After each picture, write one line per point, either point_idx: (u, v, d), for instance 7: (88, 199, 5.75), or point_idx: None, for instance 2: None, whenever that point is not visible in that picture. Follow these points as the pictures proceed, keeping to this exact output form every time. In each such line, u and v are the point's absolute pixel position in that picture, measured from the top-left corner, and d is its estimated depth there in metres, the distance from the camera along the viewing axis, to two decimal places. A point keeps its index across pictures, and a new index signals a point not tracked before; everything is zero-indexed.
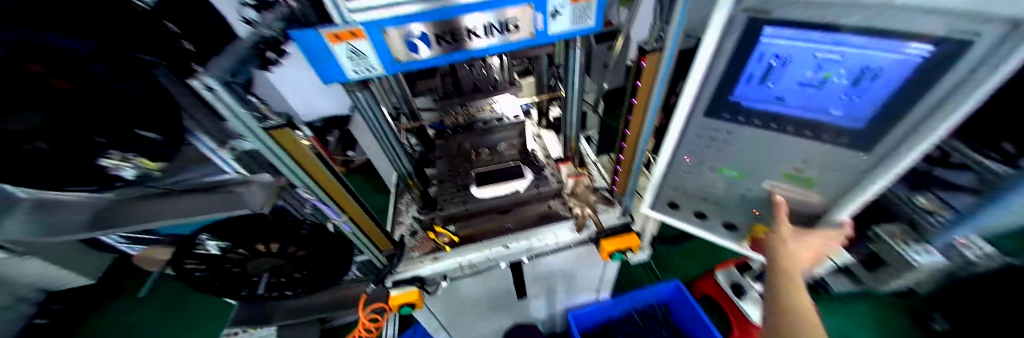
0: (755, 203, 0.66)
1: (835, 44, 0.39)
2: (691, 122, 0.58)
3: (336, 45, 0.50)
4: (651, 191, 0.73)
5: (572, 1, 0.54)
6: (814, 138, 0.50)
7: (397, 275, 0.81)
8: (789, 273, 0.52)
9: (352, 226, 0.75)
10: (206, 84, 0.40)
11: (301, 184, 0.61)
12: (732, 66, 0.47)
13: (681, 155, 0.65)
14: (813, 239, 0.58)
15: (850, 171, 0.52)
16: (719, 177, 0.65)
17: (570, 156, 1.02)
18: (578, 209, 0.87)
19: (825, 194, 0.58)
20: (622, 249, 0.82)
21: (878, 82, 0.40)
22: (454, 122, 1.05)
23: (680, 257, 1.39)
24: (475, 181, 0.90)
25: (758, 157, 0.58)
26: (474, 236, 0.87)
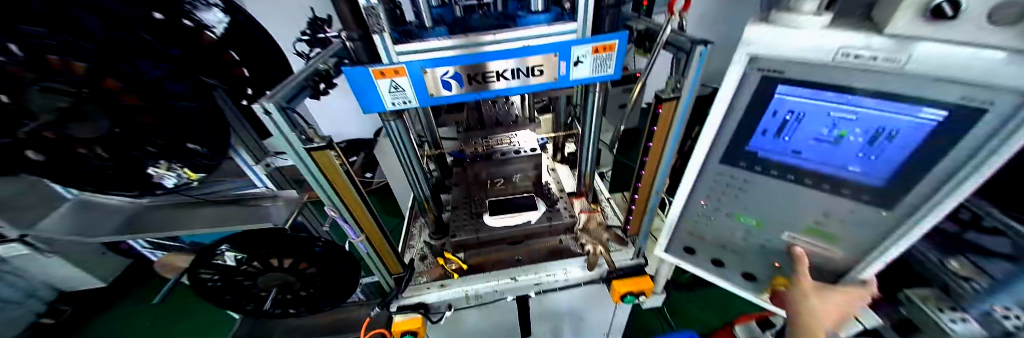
0: (775, 254, 0.65)
1: (849, 104, 0.42)
2: (707, 168, 0.60)
3: (380, 80, 0.56)
4: (666, 233, 0.73)
5: (594, 52, 0.59)
6: (832, 192, 0.51)
7: (403, 301, 0.80)
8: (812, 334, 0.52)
9: (368, 247, 0.76)
10: (266, 108, 0.46)
11: (328, 201, 0.65)
12: (747, 118, 0.50)
13: (697, 200, 0.66)
14: (840, 301, 0.55)
15: (873, 228, 0.51)
16: (736, 225, 0.65)
17: (584, 191, 1.01)
18: (591, 246, 0.84)
19: (849, 251, 0.57)
20: (634, 292, 0.79)
21: (894, 143, 0.42)
22: (473, 151, 1.08)
23: (696, 306, 1.32)
24: (489, 210, 0.90)
25: (777, 207, 0.58)
26: (485, 265, 0.87)
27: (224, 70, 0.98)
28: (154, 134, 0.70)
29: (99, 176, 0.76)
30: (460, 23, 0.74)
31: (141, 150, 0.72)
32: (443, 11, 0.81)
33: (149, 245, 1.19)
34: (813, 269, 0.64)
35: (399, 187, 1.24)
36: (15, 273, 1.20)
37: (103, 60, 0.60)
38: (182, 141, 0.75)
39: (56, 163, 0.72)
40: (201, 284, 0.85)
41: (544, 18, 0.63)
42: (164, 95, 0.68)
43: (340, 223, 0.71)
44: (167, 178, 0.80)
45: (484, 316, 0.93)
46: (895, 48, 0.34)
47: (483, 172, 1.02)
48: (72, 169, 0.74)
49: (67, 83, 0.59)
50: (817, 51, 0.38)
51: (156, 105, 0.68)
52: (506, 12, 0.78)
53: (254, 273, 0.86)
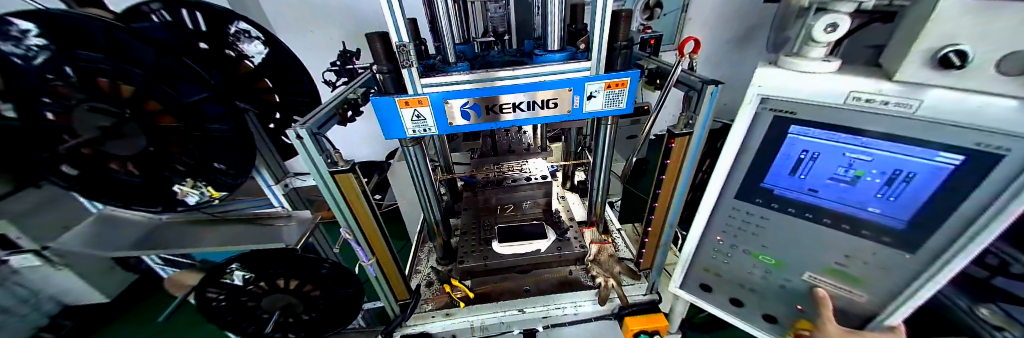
0: (797, 296, 0.62)
1: (863, 145, 0.42)
2: (721, 202, 0.60)
3: (404, 109, 0.60)
4: (681, 268, 0.72)
5: (606, 87, 0.62)
6: (853, 233, 0.50)
7: (407, 329, 0.79)
8: None
9: (377, 269, 0.75)
10: (298, 134, 0.49)
11: (344, 222, 0.65)
12: (761, 157, 0.51)
13: (712, 235, 0.65)
14: None
15: (899, 273, 0.49)
16: (755, 263, 0.64)
17: (595, 221, 1.00)
18: (602, 278, 0.80)
19: (876, 295, 0.54)
20: (649, 331, 0.75)
21: (911, 185, 0.42)
22: (485, 177, 1.11)
23: None
24: (498, 237, 0.89)
25: (794, 245, 0.57)
26: (491, 293, 0.85)
27: (256, 96, 1.03)
28: (185, 154, 0.74)
29: (125, 192, 0.79)
30: (480, 60, 0.80)
31: (170, 169, 0.76)
32: (464, 48, 0.87)
33: (160, 261, 1.18)
34: (837, 312, 0.60)
35: (409, 209, 1.25)
36: (23, 285, 1.21)
37: (147, 84, 0.65)
38: (210, 160, 0.76)
39: (89, 178, 0.76)
40: (206, 304, 0.85)
41: (560, 56, 0.67)
42: (200, 117, 0.71)
43: (352, 245, 0.71)
44: (191, 195, 0.80)
45: None
46: (904, 93, 0.36)
47: (493, 197, 1.02)
48: (103, 184, 0.78)
49: (115, 103, 0.65)
50: (825, 95, 0.41)
51: (187, 126, 0.71)
52: (522, 51, 0.84)
53: (260, 293, 0.86)
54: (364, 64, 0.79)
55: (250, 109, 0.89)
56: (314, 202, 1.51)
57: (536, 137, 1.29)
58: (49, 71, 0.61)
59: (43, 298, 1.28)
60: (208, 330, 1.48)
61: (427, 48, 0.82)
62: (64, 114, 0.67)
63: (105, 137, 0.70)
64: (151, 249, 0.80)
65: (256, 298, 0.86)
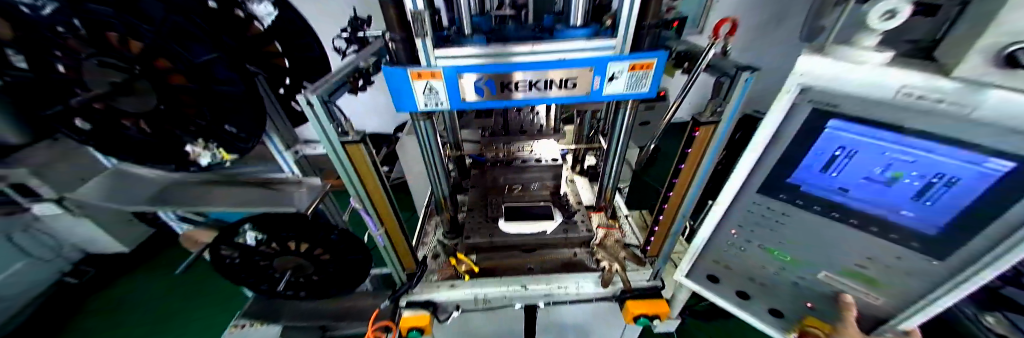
0: (808, 293, 0.63)
1: (907, 145, 0.39)
2: (741, 196, 0.58)
3: (416, 81, 0.57)
4: (689, 259, 0.72)
5: (630, 68, 0.58)
6: (879, 236, 0.49)
7: (413, 296, 0.80)
8: None
9: (386, 240, 0.76)
10: (309, 100, 0.48)
11: (354, 192, 0.65)
12: (792, 152, 0.48)
13: (727, 228, 0.64)
14: None
15: (921, 278, 0.49)
16: (768, 257, 0.63)
17: (603, 206, 0.99)
18: (607, 262, 0.81)
19: (893, 298, 0.54)
20: (649, 315, 0.77)
21: (952, 191, 0.39)
22: (494, 156, 1.09)
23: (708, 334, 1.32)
24: (505, 215, 0.89)
25: (812, 244, 0.56)
26: (495, 269, 0.86)
27: (265, 59, 1.01)
28: (197, 116, 0.73)
29: (138, 150, 0.79)
30: (495, 32, 0.75)
31: (182, 128, 0.75)
32: (481, 19, 0.82)
33: (176, 218, 1.22)
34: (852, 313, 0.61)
35: (417, 183, 1.26)
36: (49, 234, 1.29)
37: (157, 40, 0.63)
38: (221, 122, 0.74)
39: (101, 134, 0.76)
40: (222, 262, 0.88)
41: (583, 31, 0.62)
42: (210, 78, 0.67)
43: (362, 215, 0.71)
44: (204, 157, 0.80)
45: (492, 320, 0.90)
46: (963, 94, 0.32)
47: (500, 177, 1.03)
48: (116, 141, 0.78)
49: (123, 59, 0.64)
50: (872, 86, 0.36)
51: (199, 87, 0.68)
52: (542, 24, 0.79)
53: (274, 254, 0.88)
54: (375, 31, 0.75)
55: (259, 72, 0.86)
56: (324, 170, 1.52)
57: (549, 118, 1.26)
58: (59, 23, 0.60)
59: (65, 247, 1.39)
60: (223, 286, 1.60)
61: (441, 18, 0.77)
62: (73, 67, 0.68)
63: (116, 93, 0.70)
64: (165, 207, 0.82)
65: (269, 258, 0.89)
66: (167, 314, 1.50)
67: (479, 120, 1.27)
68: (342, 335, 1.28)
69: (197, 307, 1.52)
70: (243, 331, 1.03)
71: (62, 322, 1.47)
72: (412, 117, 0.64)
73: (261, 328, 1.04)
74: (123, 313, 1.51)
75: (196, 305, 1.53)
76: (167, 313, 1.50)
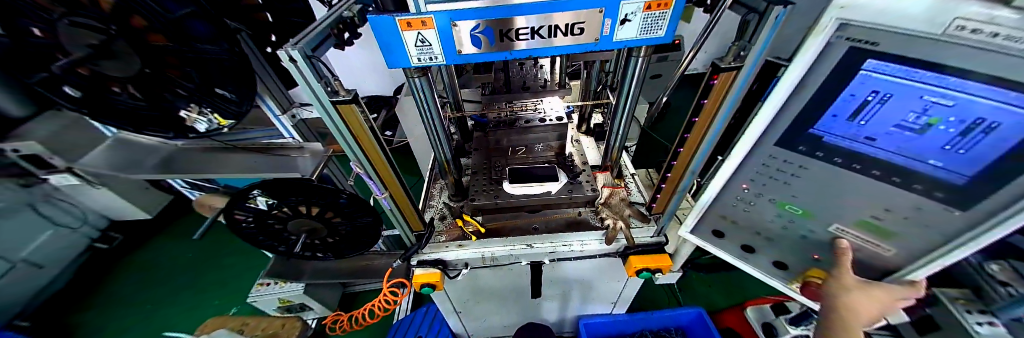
0: (816, 246, 0.63)
1: (949, 87, 0.34)
2: (757, 150, 0.55)
3: (406, 32, 0.52)
4: (696, 215, 0.71)
5: (646, 9, 0.52)
6: (902, 187, 0.46)
7: (424, 256, 0.81)
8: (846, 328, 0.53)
9: (392, 203, 0.77)
10: (291, 55, 0.44)
11: (353, 155, 0.64)
12: (818, 100, 0.44)
13: (738, 183, 0.63)
14: (879, 300, 0.54)
15: (938, 228, 0.48)
16: (778, 211, 0.62)
17: (609, 166, 0.96)
18: (611, 220, 0.82)
19: (904, 250, 0.54)
20: (651, 268, 0.81)
21: (991, 139, 0.35)
22: (496, 117, 1.02)
23: (705, 285, 1.40)
24: (510, 178, 0.88)
25: (825, 197, 0.55)
26: (502, 229, 0.87)
27: (246, 14, 0.94)
28: (184, 78, 0.69)
29: (132, 116, 0.77)
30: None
31: (171, 92, 0.72)
32: None
33: (186, 184, 1.25)
34: (857, 263, 0.62)
35: (419, 145, 1.24)
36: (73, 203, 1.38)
37: None
38: (211, 85, 0.71)
39: (93, 101, 0.74)
40: (240, 226, 0.92)
41: None
42: (187, 36, 0.63)
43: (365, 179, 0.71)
44: (199, 122, 0.78)
45: (500, 277, 0.93)
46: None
47: (503, 139, 0.98)
48: (108, 108, 0.76)
49: (97, 18, 0.59)
50: (921, 21, 0.30)
51: (179, 46, 0.64)
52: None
53: (286, 217, 0.91)
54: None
55: (241, 27, 0.80)
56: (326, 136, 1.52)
57: (554, 73, 1.19)
58: None
59: (89, 214, 1.47)
60: (239, 252, 1.72)
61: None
62: (49, 30, 0.65)
63: (98, 56, 0.67)
64: (172, 174, 0.83)
65: (283, 221, 0.93)
66: (190, 276, 1.63)
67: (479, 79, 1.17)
68: (364, 289, 1.40)
69: (224, 267, 1.65)
70: (268, 288, 1.10)
71: (110, 282, 1.63)
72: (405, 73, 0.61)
73: (285, 286, 1.11)
74: (159, 274, 1.65)
75: (216, 268, 1.65)
76: (190, 276, 1.63)
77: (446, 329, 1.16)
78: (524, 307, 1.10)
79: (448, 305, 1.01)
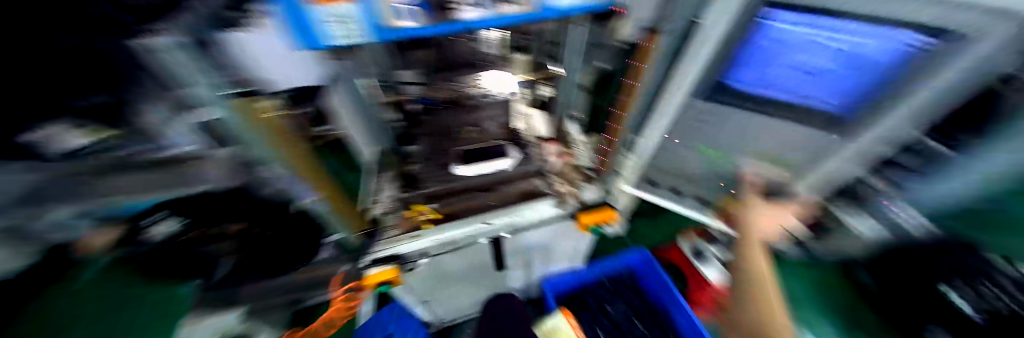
0: (726, 177, 0.80)
1: (835, 30, 0.44)
2: (684, 103, 0.62)
3: (316, 5, 0.40)
4: (636, 169, 0.80)
5: None
6: (790, 119, 0.59)
7: (376, 254, 0.78)
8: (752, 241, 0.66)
9: (322, 206, 0.70)
10: (166, 44, 0.32)
11: (269, 163, 0.53)
12: (732, 54, 0.52)
13: (667, 134, 0.72)
14: (771, 214, 0.72)
15: (812, 147, 0.63)
16: (696, 152, 0.76)
17: (557, 136, 0.98)
18: (561, 187, 0.88)
19: (787, 169, 0.71)
20: (597, 223, 0.87)
21: (861, 71, 0.47)
22: (443, 96, 0.90)
23: (647, 229, 1.55)
24: (460, 159, 0.83)
25: (733, 135, 0.68)
26: (457, 214, 0.81)
27: None
28: None
29: None
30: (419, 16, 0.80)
31: None
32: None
33: None
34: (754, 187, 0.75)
35: (353, 139, 1.12)
36: None
37: None
38: None
39: None
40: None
41: None
42: None
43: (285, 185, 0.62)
44: None
45: (461, 259, 0.93)
46: None
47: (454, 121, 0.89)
48: None
49: None
50: None
51: None
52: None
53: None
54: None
55: None
56: None
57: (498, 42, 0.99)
58: None
59: None
60: None
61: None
62: None
63: None
64: None
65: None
66: None
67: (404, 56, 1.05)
68: None
69: None
70: None
71: None
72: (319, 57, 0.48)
73: None
74: None
75: None
76: None
77: (413, 319, 1.17)
78: (491, 281, 1.13)
79: (412, 296, 1.00)
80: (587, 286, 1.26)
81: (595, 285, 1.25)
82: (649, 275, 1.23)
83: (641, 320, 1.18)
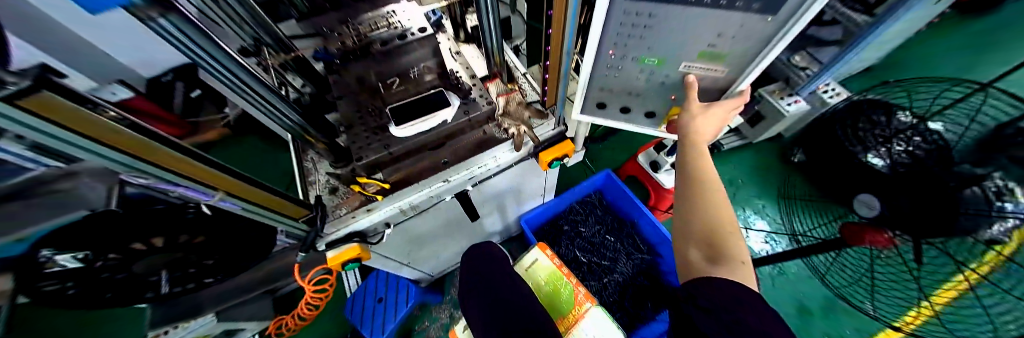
0: (673, 88, 0.70)
1: None
2: (613, 7, 0.51)
3: None
4: (581, 93, 0.72)
5: None
6: (728, 8, 0.48)
7: (329, 237, 0.72)
8: (696, 142, 0.61)
9: (238, 202, 0.52)
10: None
11: (125, 169, 0.38)
12: None
13: (606, 49, 0.61)
14: (721, 114, 0.64)
15: (755, 38, 0.54)
16: (641, 67, 0.65)
17: (497, 73, 0.88)
18: (514, 128, 0.80)
19: (731, 68, 0.62)
20: (559, 157, 0.87)
21: None
22: (342, 48, 0.79)
23: (609, 150, 1.61)
24: (393, 119, 0.72)
25: (674, 41, 0.57)
26: (409, 178, 0.75)
27: None
28: None
29: None
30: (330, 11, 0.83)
31: None
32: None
33: None
34: (702, 92, 0.71)
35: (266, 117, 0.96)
36: None
37: None
38: None
39: None
40: (92, 276, 0.69)
41: None
42: None
43: (165, 186, 0.46)
44: None
45: (430, 219, 0.91)
46: None
47: (369, 73, 0.78)
48: None
49: None
50: None
51: None
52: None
53: (142, 252, 0.72)
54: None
55: None
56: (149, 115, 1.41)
57: None
58: None
59: None
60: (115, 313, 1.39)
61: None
62: None
63: None
64: None
65: (131, 260, 0.72)
66: None
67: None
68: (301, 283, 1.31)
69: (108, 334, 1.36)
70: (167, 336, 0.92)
71: None
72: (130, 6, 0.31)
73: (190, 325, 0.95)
74: None
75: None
76: None
77: (402, 280, 1.22)
78: (468, 231, 1.15)
79: (392, 262, 1.02)
80: (560, 214, 1.34)
81: (567, 211, 1.33)
82: (613, 191, 1.32)
83: (611, 234, 1.28)
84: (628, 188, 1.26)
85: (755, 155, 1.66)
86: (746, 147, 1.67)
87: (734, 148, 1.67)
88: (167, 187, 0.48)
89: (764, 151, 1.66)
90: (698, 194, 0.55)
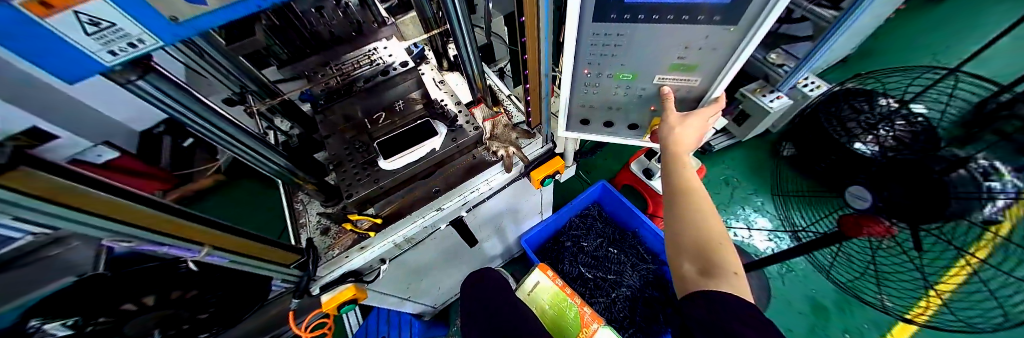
0: (651, 100, 0.71)
1: None
2: (582, 29, 0.53)
3: (51, 18, 0.21)
4: (563, 110, 0.74)
5: None
6: (690, 22, 0.50)
7: (322, 280, 0.71)
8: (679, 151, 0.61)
9: (226, 255, 0.51)
10: None
11: (103, 233, 0.37)
12: None
13: (581, 68, 0.64)
14: (700, 122, 0.65)
15: (723, 47, 0.56)
16: (617, 83, 0.67)
17: (481, 97, 0.89)
18: (502, 150, 0.80)
19: (703, 78, 0.63)
20: (550, 174, 0.87)
21: None
22: (325, 87, 0.80)
23: (602, 160, 1.62)
24: (381, 153, 0.72)
25: (644, 55, 0.59)
26: (401, 211, 0.74)
27: None
28: None
29: None
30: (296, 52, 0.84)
31: None
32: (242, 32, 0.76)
33: None
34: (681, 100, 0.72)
35: None
36: None
37: None
38: None
39: None
40: None
41: None
42: None
43: (147, 245, 0.45)
44: None
45: (426, 250, 0.89)
46: None
47: (355, 110, 0.79)
48: None
49: None
50: None
51: None
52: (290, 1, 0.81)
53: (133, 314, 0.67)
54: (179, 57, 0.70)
55: None
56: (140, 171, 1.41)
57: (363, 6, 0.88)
58: None
59: None
60: None
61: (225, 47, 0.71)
62: None
63: None
64: None
65: None
66: None
67: (238, 49, 0.71)
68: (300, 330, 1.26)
69: None
70: None
71: None
72: (105, 72, 0.31)
73: None
74: None
75: None
76: None
77: (403, 316, 1.21)
78: (469, 257, 1.13)
79: (392, 298, 0.99)
80: (560, 230, 1.33)
81: (567, 227, 1.32)
82: (611, 202, 1.32)
83: (614, 246, 1.26)
84: (626, 198, 1.25)
85: (747, 152, 1.67)
86: (738, 146, 1.69)
87: (725, 148, 1.69)
88: (153, 248, 0.47)
89: (755, 148, 1.68)
90: (691, 203, 0.55)
